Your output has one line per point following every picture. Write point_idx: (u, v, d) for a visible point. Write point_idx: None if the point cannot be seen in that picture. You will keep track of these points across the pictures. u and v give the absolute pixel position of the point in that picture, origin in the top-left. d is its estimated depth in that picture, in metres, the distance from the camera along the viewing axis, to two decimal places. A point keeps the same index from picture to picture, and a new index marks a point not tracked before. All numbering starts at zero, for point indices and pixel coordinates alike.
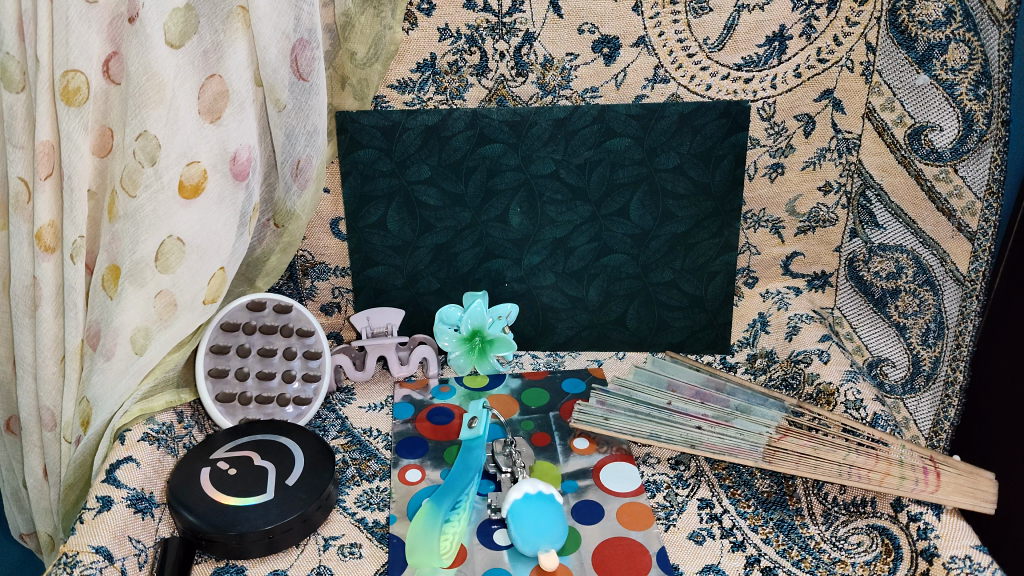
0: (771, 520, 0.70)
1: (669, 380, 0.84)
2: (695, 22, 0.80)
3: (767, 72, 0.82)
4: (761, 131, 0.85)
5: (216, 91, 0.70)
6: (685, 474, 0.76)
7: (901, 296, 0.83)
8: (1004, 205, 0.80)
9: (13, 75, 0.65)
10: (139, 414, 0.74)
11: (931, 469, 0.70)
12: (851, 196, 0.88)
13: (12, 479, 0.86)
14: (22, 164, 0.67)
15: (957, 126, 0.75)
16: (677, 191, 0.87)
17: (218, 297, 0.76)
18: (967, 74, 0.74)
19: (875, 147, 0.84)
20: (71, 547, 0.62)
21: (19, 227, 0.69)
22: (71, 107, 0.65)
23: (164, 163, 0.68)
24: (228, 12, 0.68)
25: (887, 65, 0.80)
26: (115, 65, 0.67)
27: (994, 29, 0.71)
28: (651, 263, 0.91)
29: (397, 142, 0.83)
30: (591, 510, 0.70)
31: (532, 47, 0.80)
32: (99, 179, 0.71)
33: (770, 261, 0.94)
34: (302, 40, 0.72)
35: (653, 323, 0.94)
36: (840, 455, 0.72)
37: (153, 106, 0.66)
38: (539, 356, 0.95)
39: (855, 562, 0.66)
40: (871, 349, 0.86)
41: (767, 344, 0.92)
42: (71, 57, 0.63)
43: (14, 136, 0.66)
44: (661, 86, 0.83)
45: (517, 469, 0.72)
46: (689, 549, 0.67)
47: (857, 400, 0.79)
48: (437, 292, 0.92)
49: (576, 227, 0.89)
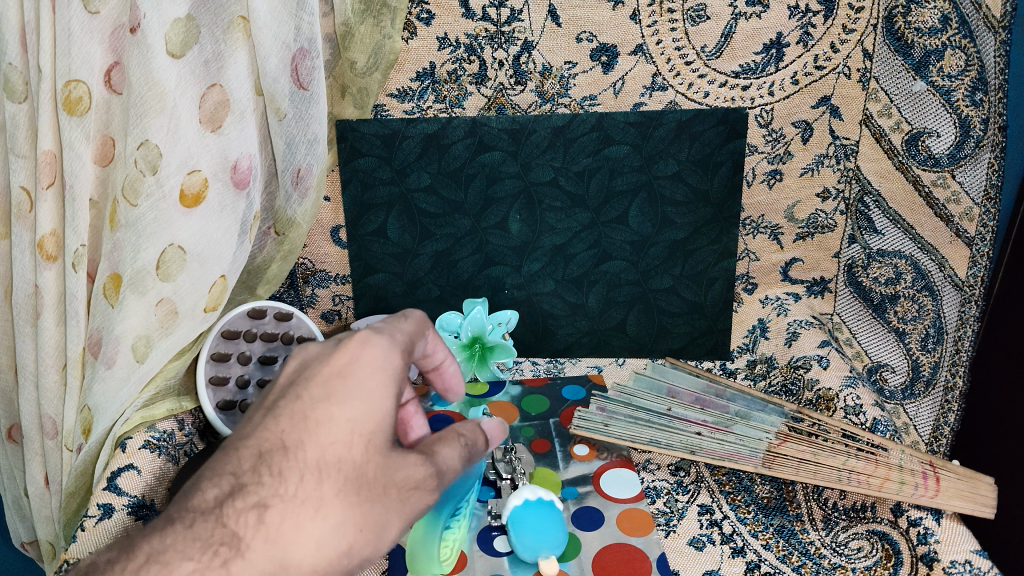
0: (771, 526, 0.71)
1: (670, 386, 0.85)
2: (693, 30, 0.80)
3: (765, 80, 0.83)
4: (760, 137, 0.86)
5: (216, 100, 0.70)
6: (685, 480, 0.76)
7: (900, 302, 0.83)
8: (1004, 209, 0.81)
9: (16, 84, 0.65)
10: (141, 421, 0.74)
11: (931, 474, 0.70)
12: (850, 203, 0.88)
13: (13, 487, 0.86)
14: (25, 173, 0.67)
15: (954, 132, 0.76)
16: (676, 197, 0.87)
17: (219, 306, 0.76)
18: (963, 80, 0.75)
19: (874, 153, 0.84)
20: (71, 554, 0.63)
21: (21, 236, 0.69)
22: (73, 117, 0.65)
23: (165, 172, 0.69)
24: (229, 22, 0.69)
25: (884, 71, 0.80)
26: (116, 75, 0.68)
27: (990, 36, 0.72)
28: (651, 270, 0.91)
29: (397, 150, 0.84)
30: (591, 517, 0.70)
31: (530, 55, 0.81)
32: (100, 188, 0.71)
33: (769, 267, 0.95)
34: (302, 50, 0.72)
35: (653, 330, 0.94)
36: (840, 460, 0.72)
37: (154, 115, 0.67)
38: (539, 363, 0.95)
39: (855, 568, 0.67)
40: (871, 354, 0.87)
41: (767, 350, 0.92)
42: (73, 67, 0.64)
43: (16, 145, 0.66)
44: (659, 93, 0.83)
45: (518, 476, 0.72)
46: (689, 555, 0.68)
47: (857, 405, 0.79)
48: (437, 299, 0.92)
49: (576, 234, 0.89)
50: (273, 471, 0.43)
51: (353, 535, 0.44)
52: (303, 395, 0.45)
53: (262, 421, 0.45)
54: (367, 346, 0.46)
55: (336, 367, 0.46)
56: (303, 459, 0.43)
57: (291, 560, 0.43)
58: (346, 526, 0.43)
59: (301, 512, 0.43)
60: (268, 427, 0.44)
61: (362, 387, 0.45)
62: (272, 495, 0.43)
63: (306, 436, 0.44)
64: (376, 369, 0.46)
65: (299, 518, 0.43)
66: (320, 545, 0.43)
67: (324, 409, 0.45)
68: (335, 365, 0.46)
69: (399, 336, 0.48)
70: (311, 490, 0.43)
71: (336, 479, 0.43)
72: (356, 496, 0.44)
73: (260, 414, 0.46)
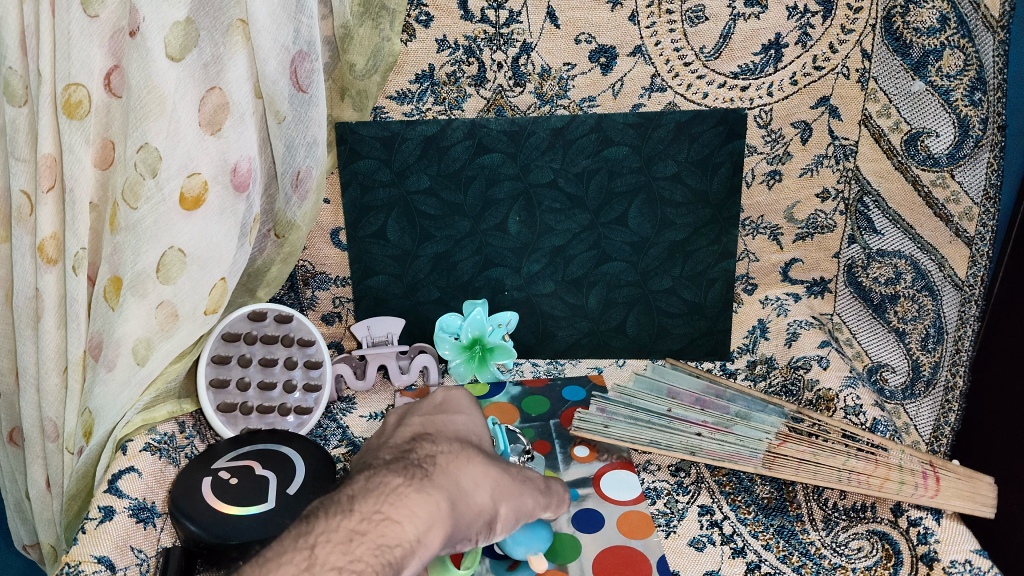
0: (772, 526, 0.71)
1: (669, 387, 0.85)
2: (691, 30, 0.80)
3: (764, 80, 0.83)
4: (759, 138, 0.86)
5: (216, 103, 0.70)
6: (685, 480, 0.76)
7: (900, 301, 0.83)
8: (1004, 208, 0.81)
9: (16, 89, 0.65)
10: (141, 424, 0.75)
11: (931, 474, 0.70)
12: (850, 203, 0.88)
13: (14, 489, 0.86)
14: (24, 177, 0.67)
15: (953, 132, 0.76)
16: (675, 198, 0.87)
17: (219, 308, 0.76)
18: (962, 80, 0.75)
19: (872, 153, 0.84)
20: (73, 557, 0.63)
21: (21, 239, 0.70)
22: (72, 120, 0.65)
23: (165, 175, 0.69)
24: (228, 26, 0.69)
25: (883, 72, 0.81)
26: (116, 78, 0.68)
27: (988, 35, 0.72)
28: (651, 271, 0.91)
29: (396, 152, 0.84)
30: (592, 519, 0.70)
31: (529, 57, 0.81)
32: (100, 191, 0.71)
33: (769, 267, 0.95)
34: (301, 52, 0.72)
35: (652, 331, 0.94)
36: (840, 460, 0.72)
37: (154, 118, 0.67)
38: (539, 365, 0.95)
39: (856, 568, 0.67)
40: (871, 354, 0.87)
41: (767, 351, 0.92)
42: (72, 71, 0.64)
43: (17, 149, 0.66)
44: (659, 94, 0.83)
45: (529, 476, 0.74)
46: (689, 555, 0.68)
47: (856, 405, 0.79)
48: (437, 300, 0.92)
49: (575, 236, 0.89)
50: (429, 441, 0.56)
51: (496, 493, 0.53)
52: (419, 413, 0.61)
53: (398, 431, 0.60)
54: (453, 392, 0.64)
55: (440, 400, 0.63)
56: (444, 438, 0.56)
57: (458, 503, 0.50)
58: (492, 481, 0.53)
59: (458, 460, 0.53)
60: (406, 430, 0.58)
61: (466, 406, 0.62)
62: (434, 453, 0.53)
63: (438, 431, 0.58)
64: (467, 403, 0.64)
65: (459, 463, 0.53)
66: (478, 491, 0.52)
67: (444, 418, 0.61)
68: (433, 401, 0.63)
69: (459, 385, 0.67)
70: (460, 449, 0.54)
71: (475, 448, 0.56)
72: (493, 463, 0.55)
73: (393, 430, 0.60)
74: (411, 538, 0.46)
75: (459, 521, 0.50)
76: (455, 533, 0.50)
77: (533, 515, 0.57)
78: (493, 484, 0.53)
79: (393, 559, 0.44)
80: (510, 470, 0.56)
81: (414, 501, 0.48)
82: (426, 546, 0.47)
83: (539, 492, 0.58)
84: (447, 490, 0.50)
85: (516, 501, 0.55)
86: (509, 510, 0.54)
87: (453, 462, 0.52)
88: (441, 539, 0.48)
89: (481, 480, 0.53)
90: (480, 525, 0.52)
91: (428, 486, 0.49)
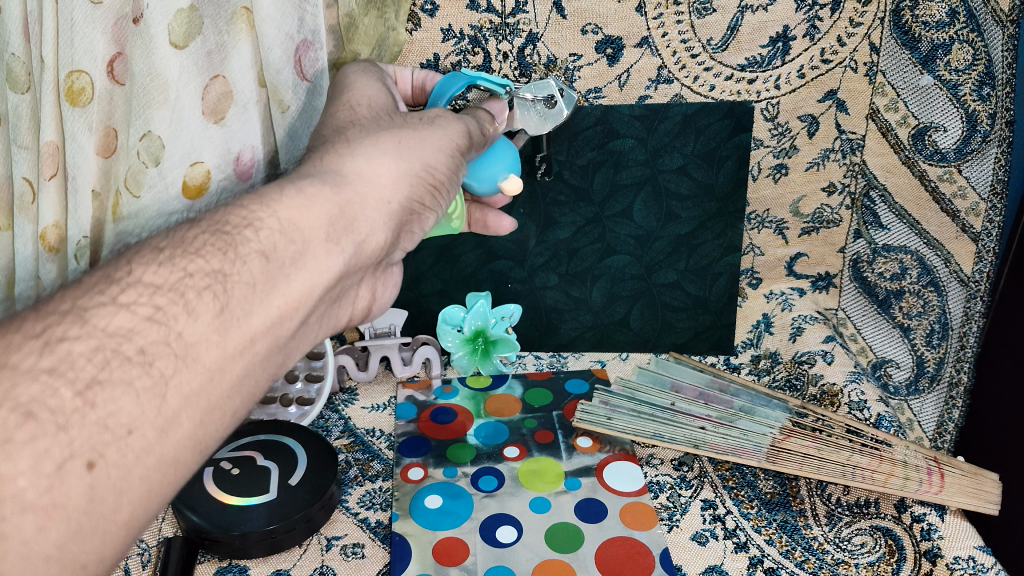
0: (774, 521, 0.70)
1: (672, 381, 0.85)
2: (698, 22, 0.79)
3: (771, 73, 0.82)
4: (766, 131, 0.85)
5: (220, 91, 0.71)
6: (688, 475, 0.75)
7: (905, 297, 0.84)
8: (1007, 223, 0.80)
9: (18, 75, 0.59)
10: None
11: (935, 470, 0.71)
12: (856, 198, 0.88)
13: None
14: (27, 165, 0.61)
15: (961, 127, 0.76)
16: (682, 191, 0.87)
17: None
18: (970, 74, 0.75)
19: (880, 148, 0.84)
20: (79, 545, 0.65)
21: (23, 228, 0.63)
22: (76, 107, 0.63)
23: (168, 164, 0.71)
24: (232, 13, 0.69)
25: (891, 65, 0.80)
26: (120, 65, 0.65)
27: (998, 29, 0.72)
28: (656, 264, 0.91)
29: None
30: (594, 509, 0.70)
31: (535, 48, 0.80)
32: (104, 179, 0.68)
33: (774, 262, 0.95)
34: (306, 42, 0.72)
35: (656, 324, 0.94)
36: (844, 456, 0.73)
37: (158, 106, 0.68)
38: (543, 357, 0.95)
39: (859, 563, 0.66)
40: (876, 350, 0.88)
41: (772, 345, 0.92)
42: (76, 57, 0.62)
43: (19, 136, 0.60)
44: (665, 86, 0.82)
45: (540, 103, 0.72)
46: (692, 550, 0.67)
47: (861, 400, 0.83)
48: (440, 292, 0.92)
49: (579, 228, 0.89)
50: (316, 144, 0.48)
51: (400, 152, 0.48)
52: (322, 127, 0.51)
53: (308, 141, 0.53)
54: (352, 83, 0.56)
55: (338, 89, 0.56)
56: (332, 125, 0.50)
57: (344, 174, 0.45)
58: (390, 148, 0.47)
59: (336, 149, 0.46)
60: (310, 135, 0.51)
61: (363, 83, 0.56)
62: (313, 158, 0.46)
63: (329, 119, 0.51)
64: (369, 86, 0.56)
65: (337, 150, 0.46)
66: (372, 161, 0.46)
67: (340, 105, 0.53)
68: (323, 131, 0.50)
69: (349, 96, 0.55)
70: (338, 137, 0.48)
71: (360, 128, 0.49)
72: (381, 128, 0.49)
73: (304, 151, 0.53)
74: (270, 215, 0.40)
75: (357, 202, 0.44)
76: (355, 216, 0.44)
77: (460, 161, 0.53)
78: (391, 146, 0.48)
79: (238, 249, 0.38)
80: (409, 124, 0.50)
81: (275, 199, 0.41)
82: (302, 222, 0.41)
83: (462, 130, 0.53)
84: (322, 177, 0.44)
85: (430, 150, 0.49)
86: (430, 160, 0.49)
87: (329, 153, 0.46)
88: (329, 225, 0.42)
89: (370, 153, 0.47)
90: (396, 195, 0.47)
91: (297, 183, 0.43)
